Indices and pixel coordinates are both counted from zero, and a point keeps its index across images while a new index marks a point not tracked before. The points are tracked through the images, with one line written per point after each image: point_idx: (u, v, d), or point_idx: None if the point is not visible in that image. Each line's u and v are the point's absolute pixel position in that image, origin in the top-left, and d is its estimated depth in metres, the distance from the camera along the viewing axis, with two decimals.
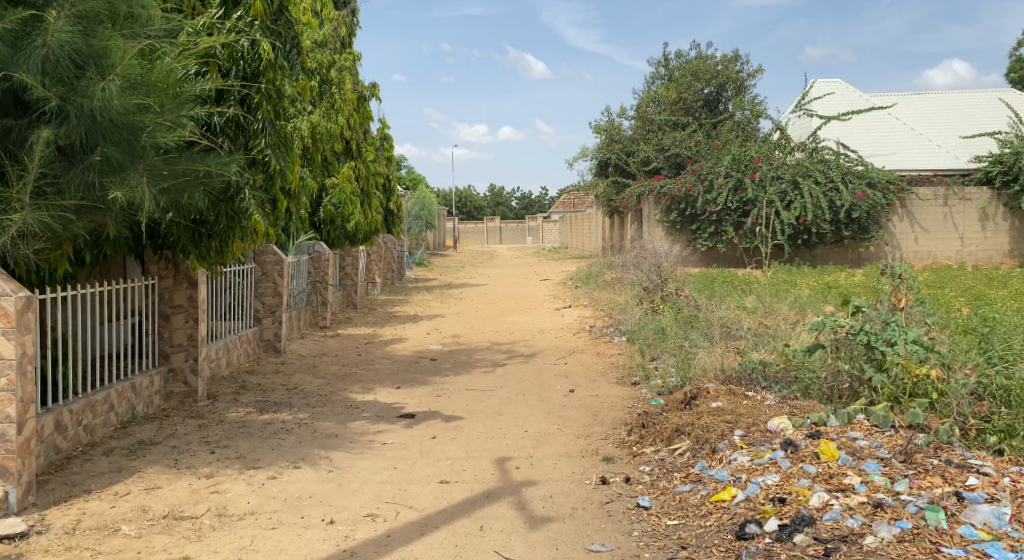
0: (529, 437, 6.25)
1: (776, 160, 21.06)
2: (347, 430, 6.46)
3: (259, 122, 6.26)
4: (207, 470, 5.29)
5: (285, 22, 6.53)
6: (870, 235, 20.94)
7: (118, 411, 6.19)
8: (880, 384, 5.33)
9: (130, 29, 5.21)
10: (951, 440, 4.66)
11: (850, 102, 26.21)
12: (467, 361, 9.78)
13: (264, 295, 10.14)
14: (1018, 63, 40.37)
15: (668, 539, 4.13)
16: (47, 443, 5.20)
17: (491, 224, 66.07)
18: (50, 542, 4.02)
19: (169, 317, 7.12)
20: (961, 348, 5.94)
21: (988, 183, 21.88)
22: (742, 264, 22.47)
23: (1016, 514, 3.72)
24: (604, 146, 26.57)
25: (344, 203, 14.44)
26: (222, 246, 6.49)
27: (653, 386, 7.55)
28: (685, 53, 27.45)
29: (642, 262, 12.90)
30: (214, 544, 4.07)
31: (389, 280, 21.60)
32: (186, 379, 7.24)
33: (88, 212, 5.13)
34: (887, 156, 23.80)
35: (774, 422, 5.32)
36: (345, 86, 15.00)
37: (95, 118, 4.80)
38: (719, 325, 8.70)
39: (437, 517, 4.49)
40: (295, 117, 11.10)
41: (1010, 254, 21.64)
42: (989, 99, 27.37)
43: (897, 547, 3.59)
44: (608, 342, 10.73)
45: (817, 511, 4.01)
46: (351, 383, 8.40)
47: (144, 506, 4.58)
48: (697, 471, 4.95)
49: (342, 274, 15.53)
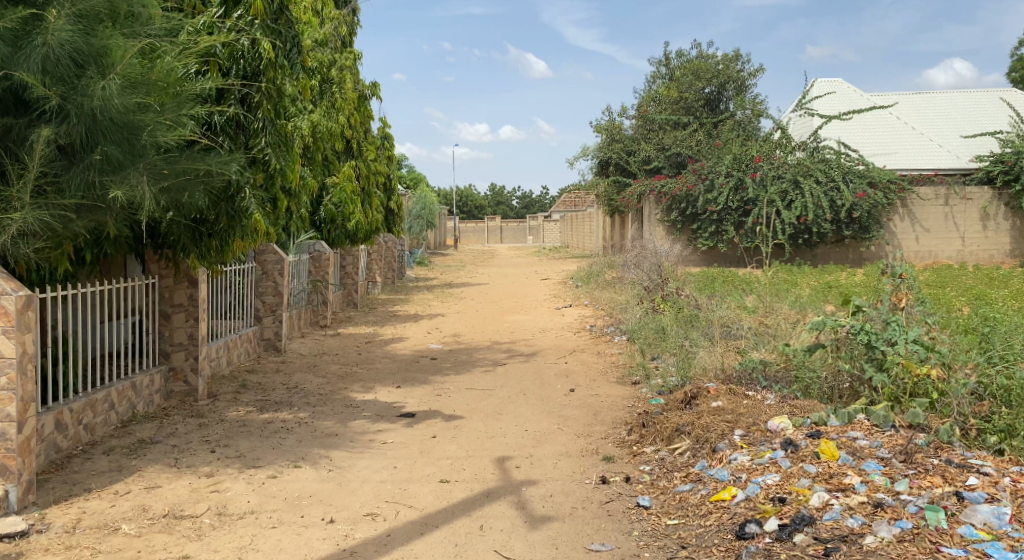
0: (530, 436, 6.25)
1: (777, 159, 21.04)
2: (348, 429, 6.46)
3: (259, 121, 6.25)
4: (207, 469, 5.30)
5: (285, 21, 6.52)
6: (870, 235, 20.94)
7: (118, 410, 6.19)
8: (880, 384, 5.33)
9: (130, 28, 5.20)
10: (951, 439, 4.65)
11: (851, 102, 26.18)
12: (467, 360, 9.78)
13: (265, 295, 10.15)
14: (1019, 63, 40.34)
15: (668, 538, 4.13)
16: (47, 442, 5.19)
17: (491, 223, 66.07)
18: (50, 541, 4.02)
19: (169, 315, 7.11)
20: (961, 348, 5.93)
21: (989, 183, 21.88)
22: (742, 263, 22.47)
23: (1016, 514, 3.72)
24: (605, 145, 26.62)
25: (345, 202, 14.45)
26: (222, 245, 6.49)
27: (653, 385, 7.55)
28: (686, 52, 27.42)
29: (642, 262, 12.90)
30: (214, 543, 4.07)
31: (389, 279, 21.60)
32: (187, 378, 7.24)
33: (88, 210, 5.13)
34: (889, 155, 23.78)
35: (774, 422, 5.32)
36: (345, 85, 14.97)
37: (95, 118, 4.80)
38: (719, 324, 8.70)
39: (437, 516, 4.49)
40: (295, 117, 11.08)
41: (1011, 254, 21.63)
42: (990, 99, 27.35)
43: (897, 547, 3.59)
44: (608, 342, 10.73)
45: (817, 511, 4.00)
46: (351, 382, 8.40)
47: (144, 505, 4.58)
48: (698, 471, 4.95)
49: (343, 273, 15.53)
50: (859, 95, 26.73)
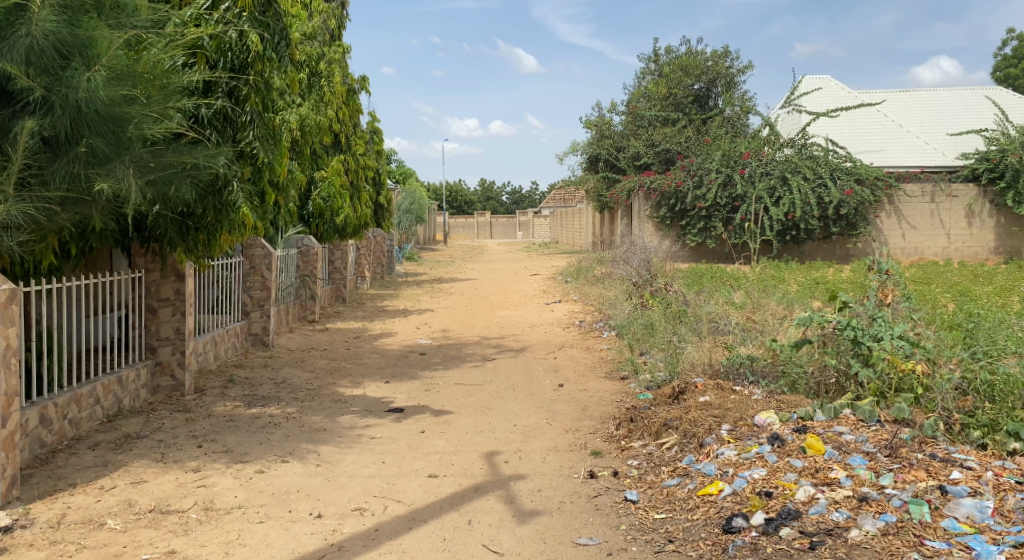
0: (518, 431, 6.27)
1: (765, 155, 21.14)
2: (336, 424, 6.44)
3: (246, 114, 6.23)
4: (194, 463, 5.27)
5: (273, 13, 6.43)
6: (857, 232, 21.04)
7: (104, 405, 6.15)
8: (866, 379, 5.39)
9: (115, 19, 5.11)
10: (935, 434, 4.72)
11: (838, 98, 26.39)
12: (457, 355, 9.80)
13: (252, 289, 10.06)
14: (1004, 62, 41.05)
15: (655, 532, 4.14)
16: (32, 437, 5.15)
17: (482, 219, 66.15)
18: (34, 536, 4.00)
19: (156, 310, 7.08)
20: (946, 343, 5.97)
21: (975, 180, 22.19)
22: (730, 259, 22.55)
23: (998, 506, 3.76)
24: (594, 141, 26.71)
25: (333, 196, 14.43)
26: (209, 239, 6.48)
27: (641, 380, 7.61)
28: (675, 49, 27.49)
29: (630, 258, 12.91)
30: (201, 538, 4.05)
31: (379, 275, 21.47)
32: (174, 372, 7.19)
33: (74, 203, 5.09)
34: (877, 152, 23.87)
35: (761, 417, 5.36)
36: (334, 78, 14.81)
37: (80, 110, 4.74)
38: (707, 320, 8.70)
39: (426, 511, 4.49)
40: (283, 110, 11.05)
41: (996, 251, 21.81)
42: (975, 97, 27.60)
43: (882, 540, 3.62)
44: (597, 337, 10.76)
45: (804, 505, 4.04)
46: (339, 378, 8.36)
47: (130, 500, 4.56)
48: (685, 465, 4.97)
49: (332, 268, 15.47)
50: (847, 94, 26.85)
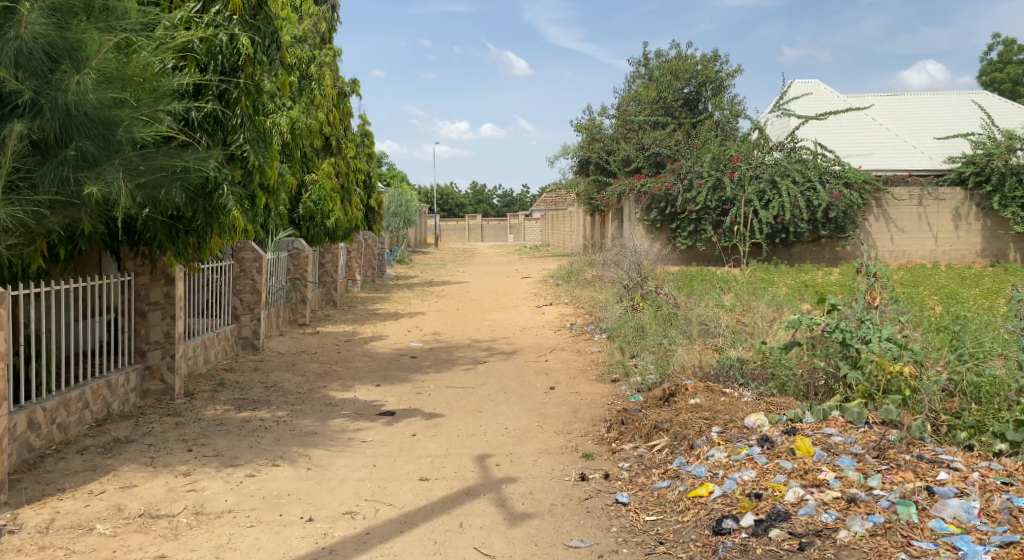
0: (510, 434, 6.27)
1: (754, 159, 21.08)
2: (326, 427, 6.43)
3: (236, 117, 6.22)
4: (183, 468, 5.24)
5: (263, 16, 6.44)
6: (846, 235, 21.15)
7: (93, 409, 6.13)
8: (855, 381, 5.45)
9: (105, 22, 5.09)
10: (922, 435, 4.76)
11: (827, 102, 26.58)
12: (448, 358, 9.79)
13: (242, 292, 10.03)
14: (988, 66, 41.36)
15: (645, 534, 4.16)
16: (20, 442, 5.11)
17: (472, 222, 66.42)
18: (22, 541, 3.97)
19: (145, 313, 7.05)
20: (933, 345, 6.01)
21: (962, 184, 22.35)
22: (720, 261, 22.61)
23: (984, 507, 3.80)
24: (586, 145, 27.21)
25: (324, 199, 14.45)
26: (199, 243, 6.45)
27: (632, 383, 7.65)
28: (664, 52, 27.57)
29: (622, 261, 12.95)
30: (190, 542, 4.04)
31: (370, 277, 21.45)
32: (164, 376, 7.17)
33: (63, 206, 5.07)
34: (865, 156, 24.05)
35: (751, 419, 5.40)
36: (325, 81, 14.80)
37: (69, 112, 4.72)
38: (696, 322, 8.73)
39: (416, 514, 4.48)
40: (273, 113, 11.04)
41: (982, 254, 21.97)
42: (962, 102, 27.80)
43: (870, 541, 3.64)
44: (588, 339, 10.81)
45: (793, 506, 4.07)
46: (330, 381, 8.36)
47: (119, 505, 4.53)
48: (675, 468, 4.98)
49: (322, 271, 15.42)
50: (835, 97, 27.04)
